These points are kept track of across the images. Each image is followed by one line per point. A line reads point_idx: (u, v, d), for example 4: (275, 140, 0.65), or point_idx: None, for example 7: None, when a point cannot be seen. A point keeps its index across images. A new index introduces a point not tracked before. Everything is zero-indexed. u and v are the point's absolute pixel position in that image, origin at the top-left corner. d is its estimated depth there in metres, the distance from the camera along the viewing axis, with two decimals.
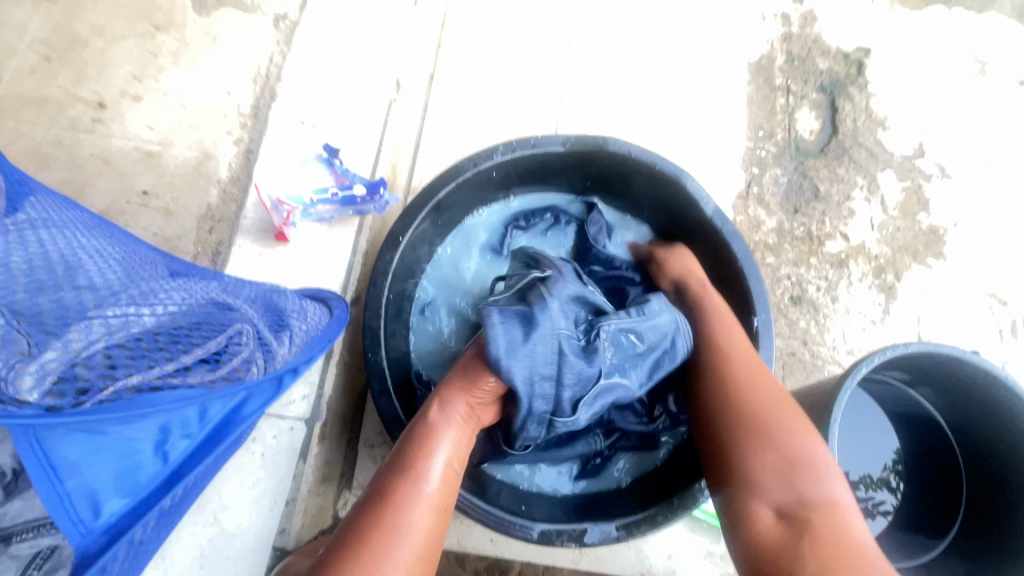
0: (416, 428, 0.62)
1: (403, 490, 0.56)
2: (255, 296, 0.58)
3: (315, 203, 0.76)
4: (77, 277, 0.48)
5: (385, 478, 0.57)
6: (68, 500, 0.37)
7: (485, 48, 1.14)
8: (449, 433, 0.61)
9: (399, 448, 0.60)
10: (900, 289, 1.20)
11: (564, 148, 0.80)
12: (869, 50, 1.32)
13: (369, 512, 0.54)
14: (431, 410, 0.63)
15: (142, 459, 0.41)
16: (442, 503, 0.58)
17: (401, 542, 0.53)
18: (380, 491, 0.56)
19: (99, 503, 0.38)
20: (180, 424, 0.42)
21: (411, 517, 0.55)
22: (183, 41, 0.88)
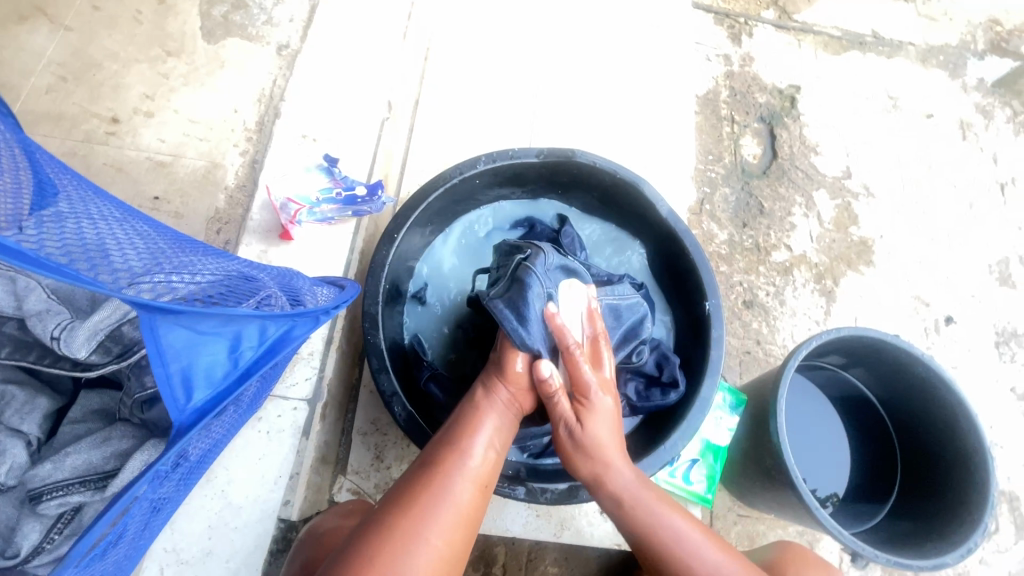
0: (462, 414, 0.72)
1: (450, 461, 0.65)
2: (276, 274, 0.66)
3: (320, 202, 0.84)
4: (115, 257, 0.54)
5: (434, 451, 0.66)
6: (169, 382, 0.41)
7: (466, 79, 1.27)
8: (489, 417, 0.71)
9: (447, 430, 0.70)
10: (838, 293, 1.35)
11: (537, 159, 0.92)
12: (799, 87, 1.53)
13: (418, 480, 0.63)
14: (475, 399, 0.73)
15: (219, 358, 0.44)
16: (486, 475, 0.66)
17: (447, 506, 0.61)
18: (430, 461, 0.65)
19: (191, 390, 0.42)
20: (250, 334, 0.46)
21: (456, 485, 0.63)
22: (193, 65, 0.97)
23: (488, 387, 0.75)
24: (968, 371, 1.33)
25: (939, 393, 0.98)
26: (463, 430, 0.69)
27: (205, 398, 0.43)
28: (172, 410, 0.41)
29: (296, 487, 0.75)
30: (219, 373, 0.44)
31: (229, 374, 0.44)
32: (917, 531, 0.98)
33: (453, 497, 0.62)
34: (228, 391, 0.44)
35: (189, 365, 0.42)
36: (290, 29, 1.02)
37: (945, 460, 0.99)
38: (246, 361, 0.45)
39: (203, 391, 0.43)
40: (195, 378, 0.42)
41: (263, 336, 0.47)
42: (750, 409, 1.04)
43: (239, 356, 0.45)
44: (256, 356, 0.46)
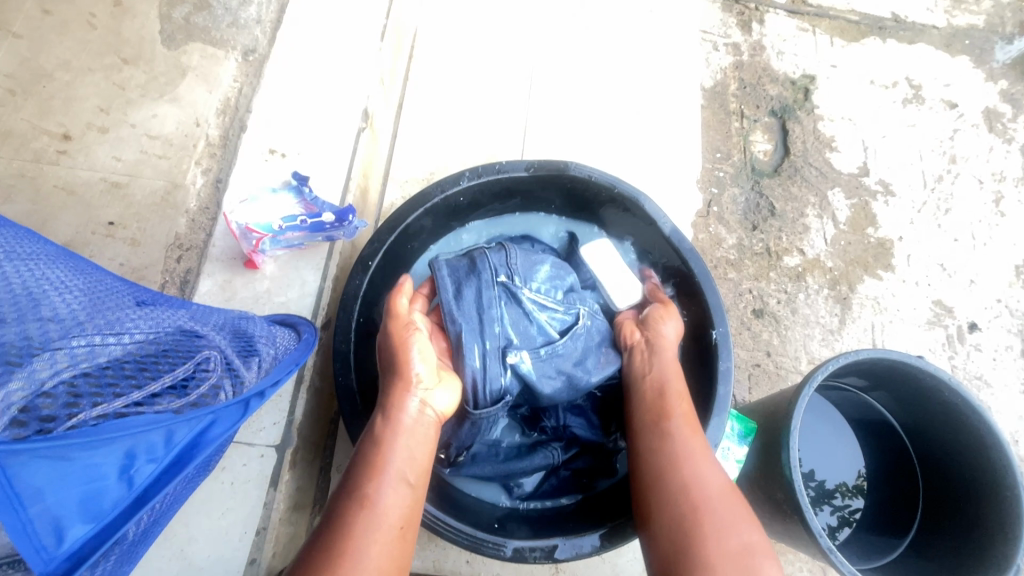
0: (361, 450, 0.62)
1: (353, 518, 0.55)
2: (224, 324, 0.59)
3: (284, 230, 0.76)
4: (41, 307, 0.45)
5: (334, 511, 0.56)
6: (30, 530, 0.32)
7: (452, 78, 1.18)
8: (393, 445, 0.61)
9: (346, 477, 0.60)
10: (854, 300, 1.27)
11: (527, 173, 0.84)
12: (813, 77, 1.42)
13: (322, 549, 0.53)
14: (372, 433, 0.63)
15: (107, 484, 0.36)
16: (398, 515, 0.57)
17: (353, 566, 0.52)
18: (332, 523, 0.55)
19: (63, 534, 0.34)
20: (149, 445, 0.38)
21: (362, 544, 0.53)
22: (152, 74, 0.89)
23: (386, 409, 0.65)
24: (992, 382, 1.24)
25: (969, 421, 0.90)
26: (362, 471, 0.59)
27: (83, 535, 0.35)
28: (32, 564, 0.32)
29: (264, 543, 0.69)
30: (108, 502, 0.36)
31: (120, 501, 0.37)
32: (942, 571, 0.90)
33: (362, 555, 0.52)
34: (115, 524, 0.36)
35: (59, 502, 0.34)
36: (257, 31, 0.94)
37: (974, 493, 0.91)
38: (143, 478, 0.38)
39: (81, 525, 0.35)
40: (69, 516, 0.34)
41: (168, 445, 0.40)
42: (759, 437, 0.97)
43: (134, 474, 0.38)
44: (158, 470, 0.39)
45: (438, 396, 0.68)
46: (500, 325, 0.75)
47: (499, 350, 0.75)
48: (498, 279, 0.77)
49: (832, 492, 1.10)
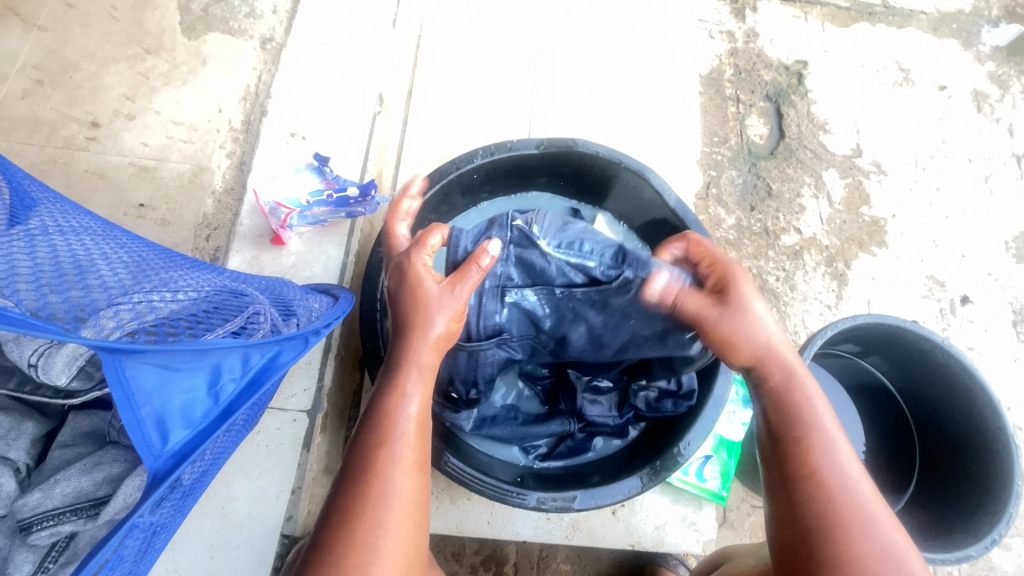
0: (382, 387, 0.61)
1: (381, 459, 0.56)
2: (265, 286, 0.63)
3: (311, 205, 0.80)
4: (95, 276, 0.50)
5: (362, 449, 0.57)
6: (142, 427, 0.40)
7: (459, 66, 1.22)
8: (419, 389, 0.60)
9: (368, 417, 0.59)
10: (850, 276, 1.31)
11: (537, 151, 0.88)
12: (807, 63, 1.47)
13: (354, 488, 0.54)
14: (392, 376, 0.61)
15: (199, 395, 0.43)
16: (422, 454, 0.58)
17: (388, 506, 0.54)
18: (360, 465, 0.56)
19: (168, 432, 0.41)
20: (230, 364, 0.46)
21: (391, 481, 0.55)
22: (174, 63, 0.93)
23: (409, 342, 0.62)
24: (984, 352, 1.29)
25: (961, 379, 0.95)
26: (388, 411, 0.59)
27: (183, 439, 0.42)
28: (146, 458, 0.40)
29: (300, 502, 0.72)
30: (200, 411, 0.43)
31: (209, 412, 0.44)
32: (941, 522, 0.95)
33: (393, 495, 0.54)
34: (206, 431, 0.43)
35: (162, 406, 0.41)
36: (273, 21, 0.98)
37: (970, 449, 0.96)
38: (226, 395, 0.46)
39: (179, 431, 0.42)
40: (172, 420, 0.41)
41: (246, 365, 0.47)
42: None
43: (219, 391, 0.45)
44: (237, 389, 0.47)
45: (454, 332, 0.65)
46: (510, 271, 0.74)
47: (498, 289, 0.74)
48: (519, 228, 0.71)
49: None
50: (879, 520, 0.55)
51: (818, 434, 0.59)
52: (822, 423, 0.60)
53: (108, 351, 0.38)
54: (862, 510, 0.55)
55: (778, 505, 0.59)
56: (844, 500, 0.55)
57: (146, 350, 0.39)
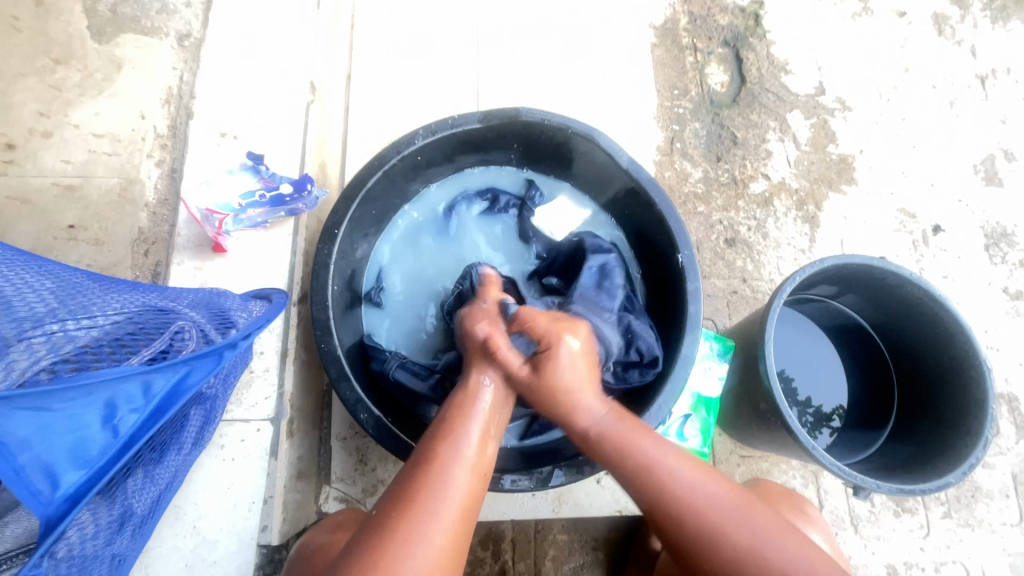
0: (461, 391, 0.65)
1: (444, 450, 0.57)
2: (199, 300, 0.60)
3: (244, 208, 0.77)
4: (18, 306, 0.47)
5: (427, 443, 0.59)
6: (24, 475, 0.39)
7: (400, 44, 1.16)
8: (478, 434, 0.60)
9: (445, 415, 0.63)
10: (822, 218, 1.29)
11: (481, 124, 0.84)
12: (762, 2, 1.42)
13: (412, 474, 0.55)
14: (460, 410, 0.62)
15: (91, 432, 0.42)
16: (484, 462, 0.59)
17: (443, 499, 0.53)
18: (424, 455, 0.57)
19: (57, 477, 0.41)
20: (127, 395, 0.44)
21: (450, 477, 0.55)
22: (87, 72, 0.87)
23: (489, 355, 0.68)
24: (960, 280, 1.28)
25: (935, 309, 0.94)
26: (463, 414, 0.62)
27: (78, 479, 0.42)
28: (34, 507, 0.40)
29: (273, 511, 0.71)
30: (93, 449, 0.43)
31: (106, 448, 0.43)
32: (920, 451, 0.96)
33: (449, 489, 0.54)
34: (104, 466, 0.43)
35: (46, 451, 0.40)
36: (189, 15, 0.92)
37: (946, 379, 0.96)
38: (128, 427, 0.45)
39: (74, 471, 0.42)
40: (60, 464, 0.41)
41: (148, 394, 0.45)
42: (737, 355, 1.01)
43: (118, 424, 0.44)
44: (141, 419, 0.45)
45: (528, 352, 0.71)
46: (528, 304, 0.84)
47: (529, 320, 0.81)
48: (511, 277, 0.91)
49: (829, 415, 1.13)
50: (751, 523, 0.57)
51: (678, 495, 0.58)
52: (665, 471, 0.59)
53: None
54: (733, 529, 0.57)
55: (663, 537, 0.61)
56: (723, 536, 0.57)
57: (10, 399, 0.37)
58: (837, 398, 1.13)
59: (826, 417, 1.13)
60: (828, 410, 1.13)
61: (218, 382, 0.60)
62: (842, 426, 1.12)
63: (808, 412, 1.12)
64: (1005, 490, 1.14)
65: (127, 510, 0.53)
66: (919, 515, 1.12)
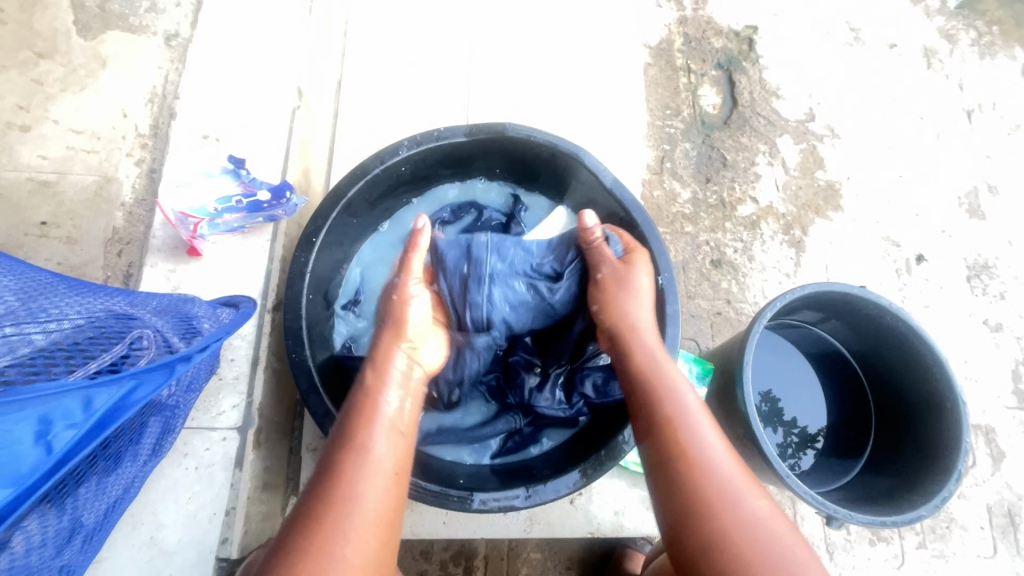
0: (358, 395, 0.63)
1: (348, 459, 0.55)
2: (164, 307, 0.59)
3: (220, 213, 0.75)
4: None
5: (329, 453, 0.56)
6: None
7: (393, 52, 1.16)
8: (378, 436, 0.58)
9: (343, 420, 0.60)
10: (807, 243, 1.30)
11: (467, 138, 0.83)
12: (756, 28, 1.43)
13: (317, 491, 0.53)
14: (349, 418, 0.59)
15: (23, 449, 0.41)
16: (397, 463, 0.57)
17: (354, 514, 0.51)
18: (326, 469, 0.54)
19: None
20: (65, 411, 0.42)
21: (358, 489, 0.53)
22: (71, 67, 0.86)
23: (381, 366, 0.66)
24: (942, 309, 1.29)
25: (915, 341, 0.94)
26: (355, 423, 0.59)
27: (7, 496, 0.40)
28: None
29: (234, 523, 0.70)
30: (25, 466, 0.41)
31: (39, 465, 0.42)
32: (896, 481, 0.96)
33: (360, 500, 0.52)
34: (34, 483, 0.42)
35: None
36: (178, 15, 0.91)
37: (923, 410, 0.96)
38: (62, 443, 0.43)
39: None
40: None
41: (88, 410, 0.44)
42: (717, 378, 1.00)
43: (52, 440, 0.42)
44: (78, 435, 0.43)
45: (420, 353, 0.71)
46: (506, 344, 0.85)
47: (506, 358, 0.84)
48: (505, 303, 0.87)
49: (810, 435, 1.12)
50: (755, 504, 0.56)
51: (697, 452, 0.59)
52: (693, 424, 0.62)
53: None
54: (739, 500, 0.56)
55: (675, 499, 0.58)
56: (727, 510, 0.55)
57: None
58: (818, 419, 1.13)
59: (806, 438, 1.12)
60: (809, 431, 1.13)
61: (179, 391, 0.59)
62: (821, 447, 1.11)
63: (793, 432, 1.13)
64: (980, 522, 1.14)
65: (75, 522, 0.51)
66: (894, 544, 1.12)
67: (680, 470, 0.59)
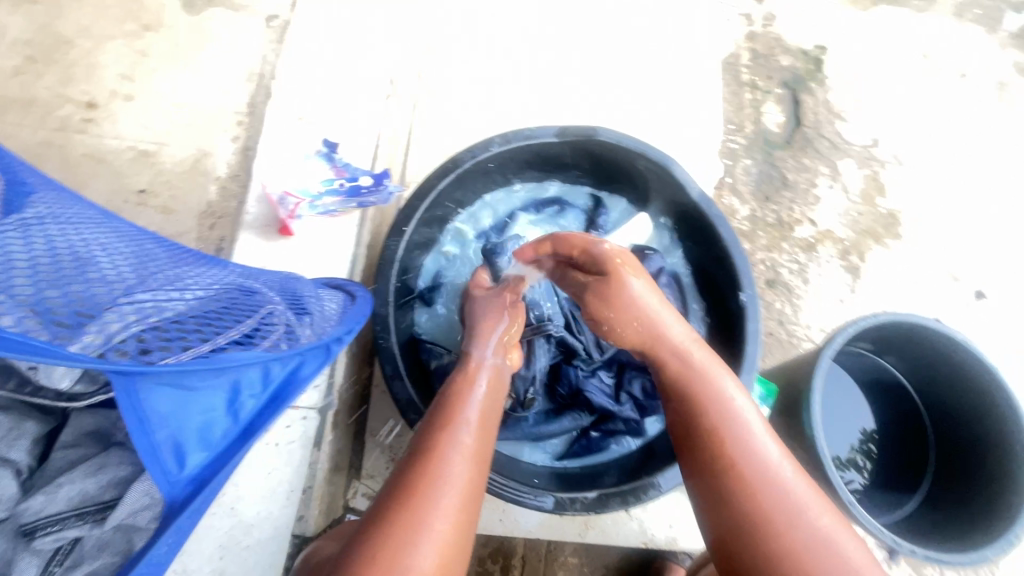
0: (457, 390, 0.65)
1: (445, 445, 0.57)
2: (276, 285, 0.59)
3: (321, 195, 0.77)
4: (90, 272, 0.48)
5: (430, 438, 0.58)
6: (158, 453, 0.38)
7: (469, 47, 1.17)
8: (472, 428, 0.60)
9: (444, 408, 0.63)
10: (865, 270, 1.28)
11: (556, 139, 0.83)
12: (826, 48, 1.42)
13: (418, 467, 0.55)
14: (456, 409, 0.62)
15: (217, 415, 0.42)
16: (481, 450, 0.59)
17: (446, 487, 0.53)
18: (427, 447, 0.57)
19: (185, 457, 0.39)
20: (249, 381, 0.44)
21: (451, 465, 0.55)
22: (174, 41, 0.88)
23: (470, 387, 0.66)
24: (997, 349, 1.26)
25: (985, 381, 0.92)
26: (462, 412, 0.62)
27: (203, 461, 0.41)
28: (161, 484, 0.39)
29: (310, 501, 0.72)
30: (218, 433, 0.42)
31: (228, 433, 0.43)
32: (950, 518, 0.95)
33: (448, 477, 0.54)
34: (227, 452, 0.42)
35: (180, 429, 0.40)
36: None
37: (983, 450, 0.94)
38: (246, 413, 0.44)
39: (198, 453, 0.41)
40: (189, 443, 0.40)
41: (266, 380, 0.46)
42: (780, 400, 0.99)
43: (237, 409, 0.44)
44: (258, 406, 0.45)
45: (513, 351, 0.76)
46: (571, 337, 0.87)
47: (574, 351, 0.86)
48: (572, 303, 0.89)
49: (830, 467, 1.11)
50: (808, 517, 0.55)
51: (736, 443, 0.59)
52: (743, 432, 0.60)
53: (122, 375, 0.37)
54: (781, 511, 0.55)
55: (757, 509, 0.55)
56: (791, 525, 0.54)
57: (158, 372, 0.37)
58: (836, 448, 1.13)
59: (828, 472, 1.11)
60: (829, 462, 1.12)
61: None
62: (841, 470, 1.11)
63: None
64: None
65: None
66: None
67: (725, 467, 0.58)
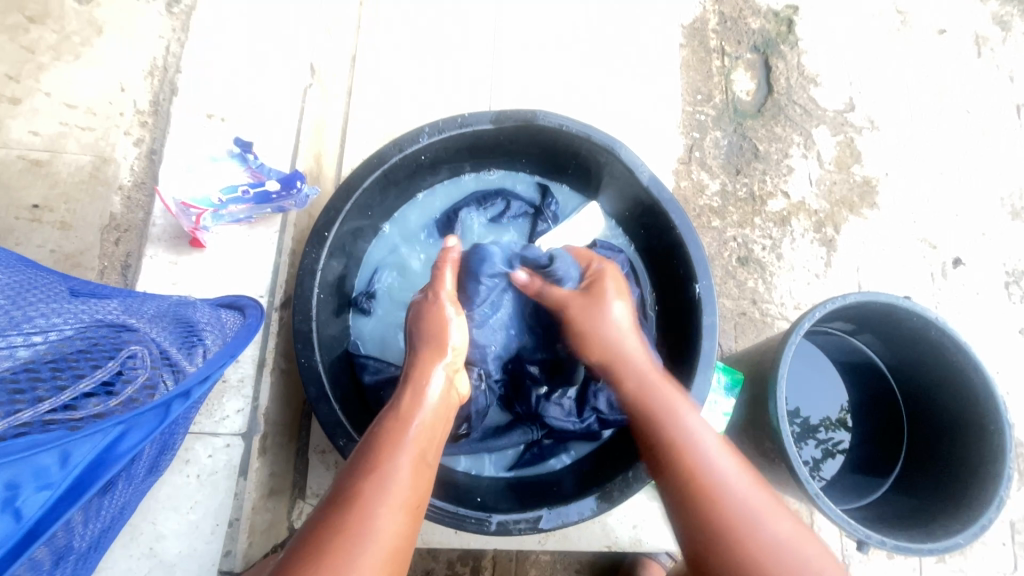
0: (389, 418, 0.57)
1: (370, 486, 0.49)
2: (162, 311, 0.54)
3: (226, 204, 0.70)
4: None
5: (351, 476, 0.50)
6: None
7: (409, 25, 1.08)
8: (408, 467, 0.51)
9: (369, 443, 0.54)
10: (840, 242, 1.22)
11: (492, 125, 0.76)
12: (797, 8, 1.33)
13: (329, 516, 0.46)
14: (386, 441, 0.53)
15: None
16: (415, 495, 0.50)
17: (366, 539, 0.45)
18: (344, 491, 0.49)
19: None
20: (38, 469, 0.36)
21: (375, 513, 0.47)
22: (64, 33, 0.79)
23: (418, 383, 0.60)
24: (977, 318, 1.21)
25: (960, 359, 0.88)
26: (391, 446, 0.53)
27: None
28: None
29: (238, 535, 0.65)
30: None
31: (7, 540, 0.35)
32: (925, 501, 0.92)
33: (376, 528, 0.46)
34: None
35: None
36: None
37: (959, 431, 0.91)
38: (33, 509, 0.36)
39: None
40: None
41: (65, 465, 0.38)
42: (746, 388, 0.94)
43: (21, 506, 0.36)
44: (51, 498, 0.37)
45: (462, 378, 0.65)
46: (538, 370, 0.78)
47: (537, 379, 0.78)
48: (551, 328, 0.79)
49: (816, 427, 1.08)
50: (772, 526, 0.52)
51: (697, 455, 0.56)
52: (703, 444, 0.57)
53: None
54: (746, 523, 0.52)
55: (721, 526, 0.52)
56: (753, 530, 0.51)
57: None
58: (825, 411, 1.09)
59: (812, 432, 1.08)
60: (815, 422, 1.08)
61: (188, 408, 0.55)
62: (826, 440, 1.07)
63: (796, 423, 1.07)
64: None
65: (62, 552, 0.46)
66: None
67: (689, 484, 0.55)
